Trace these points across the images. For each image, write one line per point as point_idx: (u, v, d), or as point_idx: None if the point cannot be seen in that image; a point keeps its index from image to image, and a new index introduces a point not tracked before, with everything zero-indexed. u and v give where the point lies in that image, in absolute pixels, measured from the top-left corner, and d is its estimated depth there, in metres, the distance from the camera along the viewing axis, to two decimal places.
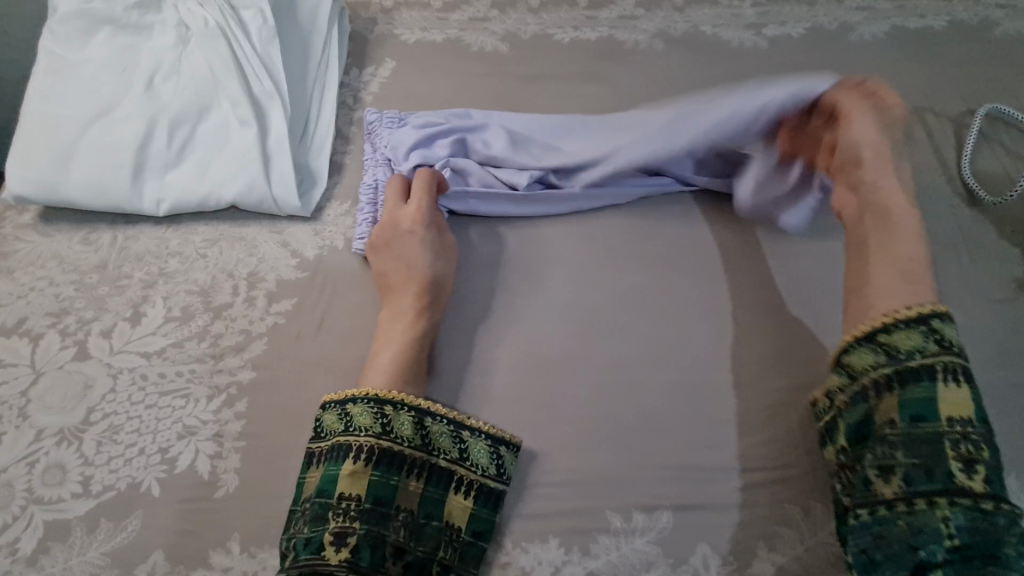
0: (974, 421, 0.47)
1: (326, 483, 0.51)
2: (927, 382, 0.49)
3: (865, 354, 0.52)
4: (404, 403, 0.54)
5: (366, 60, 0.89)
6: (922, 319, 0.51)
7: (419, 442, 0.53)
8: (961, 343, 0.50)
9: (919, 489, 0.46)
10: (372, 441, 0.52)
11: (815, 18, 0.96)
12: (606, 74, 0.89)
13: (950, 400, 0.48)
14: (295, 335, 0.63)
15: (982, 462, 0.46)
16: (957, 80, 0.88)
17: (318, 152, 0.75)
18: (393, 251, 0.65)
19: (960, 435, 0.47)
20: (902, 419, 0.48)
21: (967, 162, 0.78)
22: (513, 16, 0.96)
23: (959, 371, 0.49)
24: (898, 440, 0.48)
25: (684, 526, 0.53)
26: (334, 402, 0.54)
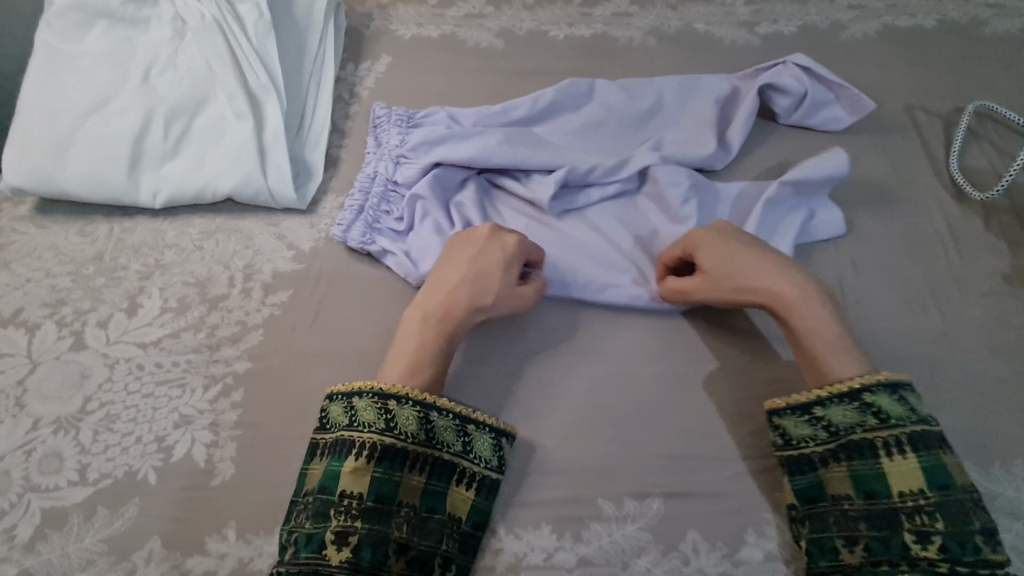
0: (927, 492, 0.49)
1: (328, 479, 0.51)
2: (870, 458, 0.51)
3: (802, 423, 0.54)
4: (411, 399, 0.53)
5: (362, 55, 0.90)
6: (854, 391, 0.53)
7: (423, 438, 0.52)
8: (900, 412, 0.51)
9: (879, 558, 0.49)
10: (375, 438, 0.52)
11: (807, 16, 0.97)
12: (601, 71, 0.90)
13: (895, 475, 0.50)
14: (292, 326, 0.64)
15: (937, 532, 0.47)
16: (946, 78, 0.90)
17: (314, 146, 0.76)
18: (453, 256, 0.61)
19: (914, 508, 0.49)
20: (857, 495, 0.51)
21: (955, 159, 0.79)
22: (508, 13, 0.96)
23: (902, 441, 0.50)
24: (857, 513, 0.50)
25: (674, 512, 0.54)
26: (341, 395, 0.54)
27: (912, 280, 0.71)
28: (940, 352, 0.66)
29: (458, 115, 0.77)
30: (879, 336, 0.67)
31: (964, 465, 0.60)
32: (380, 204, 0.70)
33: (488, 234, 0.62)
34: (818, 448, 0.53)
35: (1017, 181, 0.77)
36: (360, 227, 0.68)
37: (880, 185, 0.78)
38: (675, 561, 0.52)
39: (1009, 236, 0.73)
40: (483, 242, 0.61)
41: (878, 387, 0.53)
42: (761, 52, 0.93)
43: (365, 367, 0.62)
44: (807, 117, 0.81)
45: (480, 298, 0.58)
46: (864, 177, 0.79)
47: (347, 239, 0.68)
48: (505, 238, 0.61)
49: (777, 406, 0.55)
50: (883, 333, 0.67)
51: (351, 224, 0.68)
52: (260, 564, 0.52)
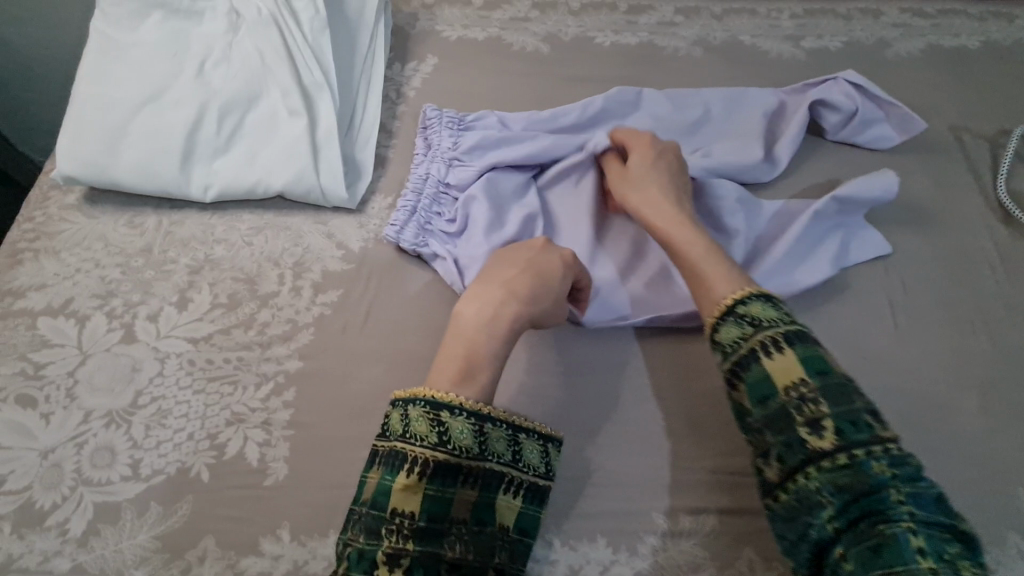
0: (806, 380, 0.47)
1: (379, 494, 0.48)
2: (756, 363, 0.49)
3: (729, 326, 0.52)
4: (464, 409, 0.51)
5: (408, 55, 0.89)
6: (736, 302, 0.53)
7: (477, 452, 0.50)
8: (772, 315, 0.51)
9: (791, 466, 0.45)
10: (427, 452, 0.49)
11: (851, 32, 0.97)
12: (647, 79, 0.90)
13: (777, 372, 0.48)
14: (342, 326, 0.64)
15: (828, 417, 0.45)
16: (991, 100, 0.90)
17: (364, 145, 0.75)
18: (504, 262, 0.60)
19: (799, 400, 0.46)
20: (753, 404, 0.48)
21: (1002, 182, 0.79)
22: (554, 18, 0.96)
23: (776, 338, 0.49)
24: (761, 423, 0.48)
25: (730, 529, 0.54)
26: (404, 400, 0.51)
27: (961, 302, 0.70)
28: (991, 377, 0.66)
29: (509, 119, 0.77)
30: (929, 358, 0.67)
31: (1017, 492, 0.59)
32: (432, 206, 0.69)
33: (542, 243, 0.61)
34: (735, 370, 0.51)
35: None
36: (413, 229, 0.67)
37: (926, 205, 0.78)
38: None
39: None
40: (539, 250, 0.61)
41: (751, 297, 0.53)
42: (807, 67, 0.93)
43: (416, 371, 0.61)
44: (856, 134, 0.81)
45: (536, 304, 0.57)
46: (910, 197, 0.79)
47: (399, 240, 0.67)
48: (563, 248, 0.61)
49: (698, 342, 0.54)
50: (933, 355, 0.67)
51: (404, 225, 0.67)
52: (315, 567, 0.51)
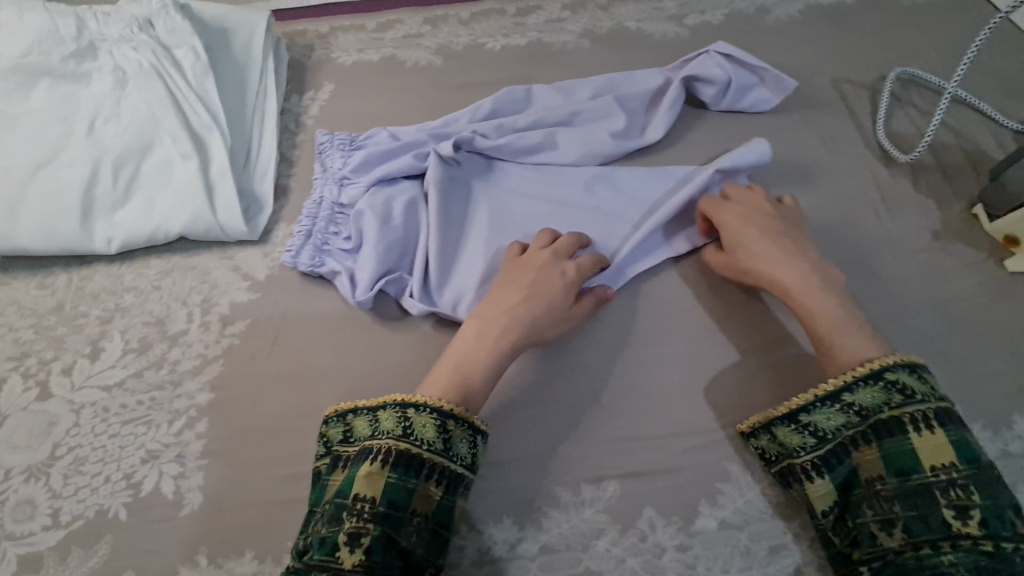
0: (958, 465, 0.49)
1: (345, 484, 0.51)
2: (904, 436, 0.51)
3: (873, 392, 0.53)
4: (430, 407, 0.54)
5: (305, 85, 0.92)
6: (880, 371, 0.53)
7: (438, 447, 0.53)
8: (923, 388, 0.52)
9: (920, 539, 0.47)
10: (391, 444, 0.52)
11: (732, 4, 1.01)
12: (537, 76, 0.93)
13: (925, 451, 0.50)
14: (251, 353, 0.66)
15: (975, 505, 0.47)
16: (869, 49, 0.93)
17: (262, 178, 0.78)
18: (511, 281, 0.63)
19: (947, 482, 0.48)
20: (889, 472, 0.50)
21: (881, 125, 0.82)
22: (445, 30, 0.99)
23: (930, 415, 0.51)
24: (892, 493, 0.50)
25: (629, 492, 0.56)
26: (366, 408, 0.56)
27: (848, 243, 0.73)
28: (883, 311, 0.67)
29: (400, 132, 0.80)
30: None
31: None
32: (328, 226, 0.72)
33: (543, 261, 0.64)
34: (851, 442, 0.53)
35: (941, 142, 0.81)
36: (309, 251, 0.70)
37: (811, 157, 0.81)
38: (633, 539, 0.54)
39: (936, 194, 0.76)
40: (542, 268, 0.63)
41: (898, 366, 0.54)
42: (691, 43, 0.96)
43: (324, 385, 0.63)
44: (736, 102, 0.84)
45: (539, 322, 0.60)
46: (795, 151, 0.81)
47: (297, 263, 0.70)
48: (565, 265, 0.64)
49: (759, 424, 0.57)
50: None
51: (300, 249, 0.70)
52: None
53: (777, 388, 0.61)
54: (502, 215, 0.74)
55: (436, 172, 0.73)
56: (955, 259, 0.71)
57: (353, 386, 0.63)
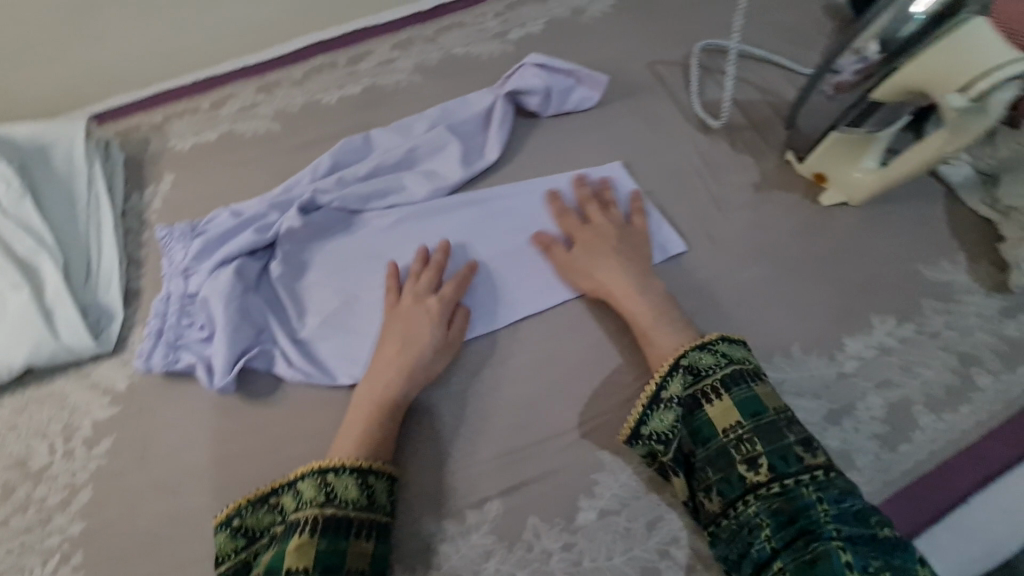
0: (743, 422, 0.53)
1: (276, 559, 0.51)
2: (699, 411, 0.55)
3: (677, 380, 0.57)
4: (353, 466, 0.56)
5: (145, 180, 0.91)
6: (677, 359, 0.58)
7: (365, 505, 0.55)
8: (710, 361, 0.57)
9: (731, 497, 0.51)
10: (320, 512, 0.53)
11: (550, 11, 1.06)
12: (377, 119, 0.95)
13: (716, 417, 0.54)
14: (119, 469, 0.64)
15: (760, 454, 0.51)
16: (676, 27, 1.00)
17: (108, 287, 0.76)
18: (388, 331, 0.66)
19: (736, 440, 0.52)
20: (698, 446, 0.54)
21: (694, 97, 0.88)
22: (280, 94, 1.00)
23: (715, 387, 0.55)
24: (704, 461, 0.53)
25: (511, 507, 0.58)
26: (286, 484, 0.57)
27: (680, 214, 0.77)
28: (719, 270, 0.72)
29: (241, 208, 0.79)
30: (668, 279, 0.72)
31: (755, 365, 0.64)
32: (178, 320, 0.71)
33: (411, 301, 0.67)
34: (684, 435, 0.55)
35: (748, 101, 0.87)
36: (161, 350, 0.69)
37: (639, 141, 0.86)
38: (521, 552, 0.56)
39: (751, 149, 0.82)
40: (411, 312, 0.66)
41: (708, 342, 0.58)
42: (516, 56, 1.01)
43: (200, 483, 0.63)
44: (562, 102, 0.89)
45: (421, 360, 0.63)
46: (624, 138, 0.86)
47: (151, 366, 0.68)
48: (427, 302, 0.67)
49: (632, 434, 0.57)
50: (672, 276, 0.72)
51: (152, 350, 0.69)
52: None
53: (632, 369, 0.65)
54: (360, 269, 0.76)
55: (285, 242, 0.76)
56: (776, 204, 0.76)
57: (231, 475, 0.63)
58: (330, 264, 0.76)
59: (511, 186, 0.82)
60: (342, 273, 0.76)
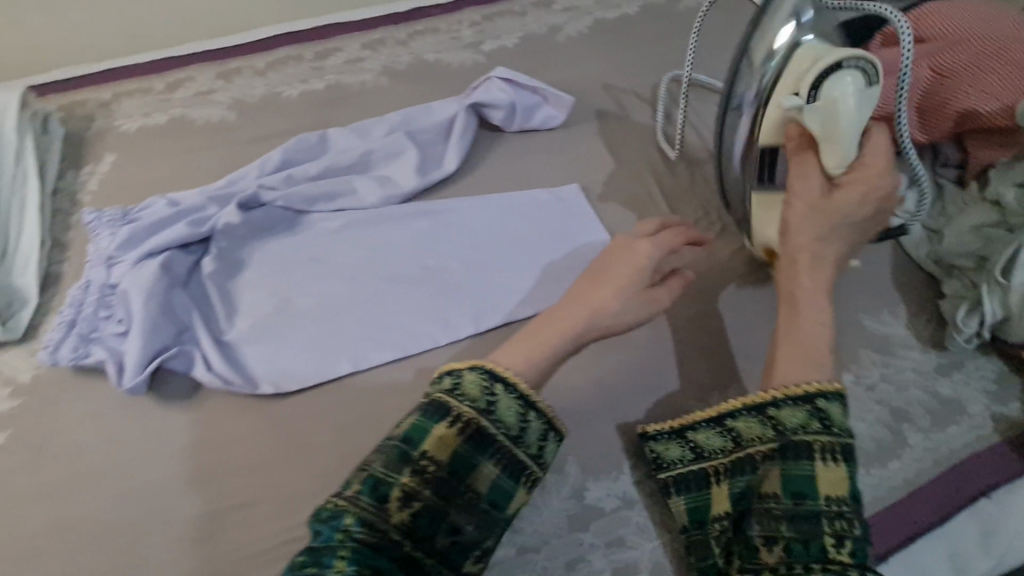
0: (847, 500, 0.48)
1: (413, 431, 0.47)
2: (809, 462, 0.49)
3: (751, 423, 0.53)
4: (490, 370, 0.49)
5: (82, 158, 0.86)
6: (815, 395, 0.51)
7: (532, 451, 0.49)
8: (844, 422, 0.50)
9: (796, 560, 0.47)
10: (473, 415, 0.48)
11: (526, 27, 1.06)
12: (337, 118, 0.92)
13: (824, 480, 0.49)
14: (11, 469, 0.60)
15: (851, 536, 0.47)
16: (649, 55, 1.00)
17: (23, 270, 0.71)
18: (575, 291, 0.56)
19: (836, 513, 0.47)
20: (785, 494, 0.49)
21: (658, 127, 0.88)
22: (240, 83, 0.96)
23: (834, 449, 0.49)
24: (781, 514, 0.48)
25: None
26: (400, 388, 0.51)
27: None
28: None
29: (179, 199, 0.76)
30: None
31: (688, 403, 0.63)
32: (94, 312, 0.66)
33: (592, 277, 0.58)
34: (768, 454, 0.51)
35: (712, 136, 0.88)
36: (70, 343, 0.64)
37: (600, 166, 0.85)
38: None
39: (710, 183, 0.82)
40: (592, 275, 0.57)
41: (833, 394, 0.51)
42: (488, 67, 0.99)
43: (98, 490, 0.59)
44: (525, 121, 0.87)
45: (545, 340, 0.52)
46: (586, 161, 0.85)
47: (57, 360, 0.63)
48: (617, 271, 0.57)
49: (676, 428, 0.58)
50: None
51: (61, 342, 0.64)
52: None
53: (567, 399, 0.63)
54: (297, 272, 0.73)
55: (221, 238, 0.72)
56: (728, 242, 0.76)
57: (133, 483, 0.59)
58: (265, 266, 0.73)
59: (464, 199, 0.80)
60: (277, 276, 0.72)
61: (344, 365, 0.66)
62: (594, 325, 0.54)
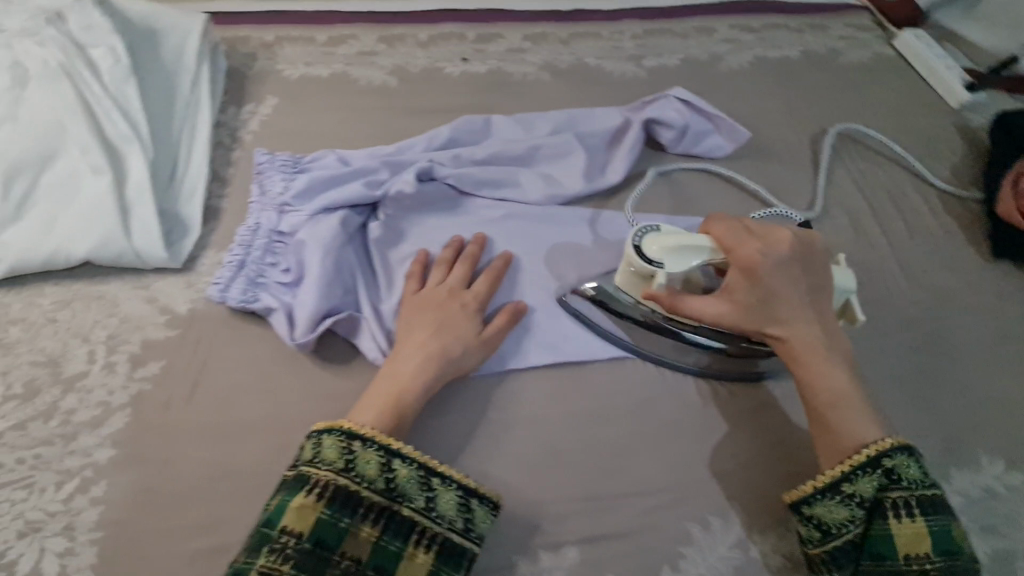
0: (932, 557, 0.49)
1: (275, 511, 0.46)
2: (887, 522, 0.50)
3: (870, 479, 0.51)
4: (349, 431, 0.50)
5: (244, 97, 0.84)
6: (879, 456, 0.51)
7: (459, 527, 0.49)
8: (914, 474, 0.51)
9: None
10: (330, 477, 0.48)
11: (688, 50, 1.04)
12: (498, 105, 0.90)
13: (905, 540, 0.50)
14: (164, 402, 0.57)
15: None
16: (811, 103, 0.98)
17: (189, 198, 0.69)
18: (416, 317, 0.60)
19: (919, 572, 0.49)
20: (866, 558, 0.50)
21: (820, 180, 0.86)
22: (402, 51, 0.95)
23: (910, 503, 0.50)
24: (866, 573, 0.50)
25: (589, 560, 0.54)
26: (337, 430, 0.50)
27: None
28: None
29: (349, 157, 0.74)
30: None
31: None
32: (264, 257, 0.65)
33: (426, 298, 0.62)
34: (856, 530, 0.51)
35: (875, 199, 0.86)
36: (240, 284, 0.63)
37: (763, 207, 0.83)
38: None
39: (874, 247, 0.80)
40: (442, 304, 0.61)
41: (894, 449, 0.51)
42: (650, 83, 0.97)
43: (252, 441, 0.56)
44: (692, 146, 0.86)
45: (452, 350, 0.58)
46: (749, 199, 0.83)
47: (226, 299, 0.62)
48: (464, 297, 0.62)
49: (795, 500, 0.54)
50: None
51: (230, 282, 0.63)
52: None
53: (733, 442, 0.61)
54: None
55: (388, 205, 0.70)
56: (893, 311, 0.74)
57: (288, 442, 0.57)
58: (428, 240, 0.70)
59: (629, 212, 0.78)
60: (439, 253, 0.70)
61: (498, 361, 0.63)
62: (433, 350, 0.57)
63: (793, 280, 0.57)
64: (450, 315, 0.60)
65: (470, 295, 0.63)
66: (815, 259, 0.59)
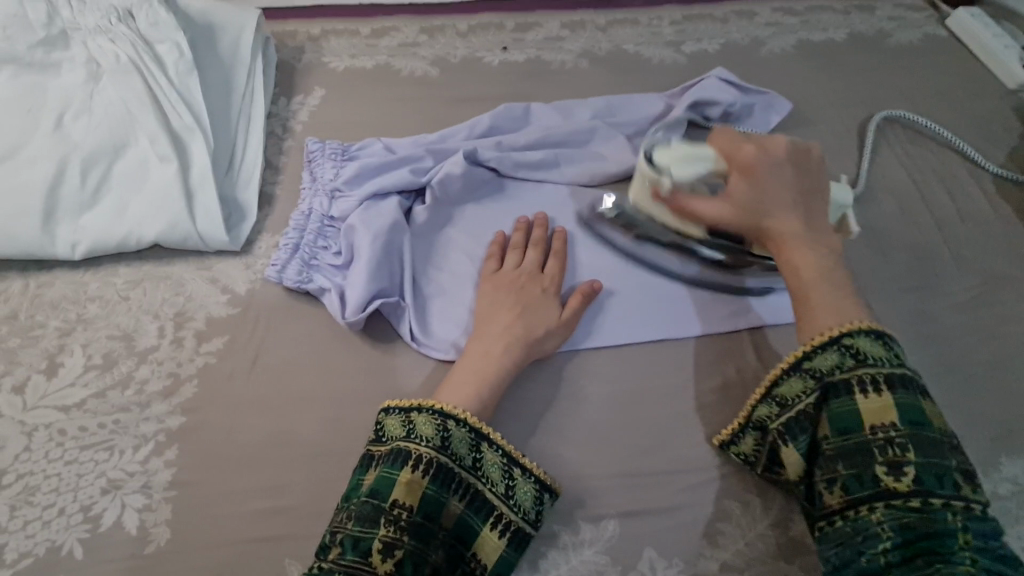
0: (899, 425, 0.45)
1: (380, 484, 0.49)
2: (847, 396, 0.48)
3: (827, 355, 0.49)
4: (440, 410, 0.52)
5: (294, 89, 0.88)
6: (842, 335, 0.49)
7: (532, 518, 0.52)
8: (878, 353, 0.48)
9: (856, 498, 0.45)
10: (431, 454, 0.50)
11: (729, 34, 1.02)
12: (537, 93, 0.91)
13: (869, 411, 0.47)
14: (228, 374, 0.61)
15: (911, 463, 0.44)
16: (858, 86, 0.96)
17: (246, 185, 0.74)
18: (498, 299, 0.62)
19: (885, 441, 0.45)
20: (831, 432, 0.48)
21: (866, 164, 0.84)
22: (442, 42, 0.97)
23: (878, 378, 0.47)
24: (834, 454, 0.47)
25: (629, 533, 0.55)
26: (434, 409, 0.52)
27: None
28: None
29: (395, 145, 0.77)
30: None
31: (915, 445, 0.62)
32: (316, 241, 0.69)
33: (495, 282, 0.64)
34: (815, 407, 0.50)
35: (925, 183, 0.83)
36: (295, 266, 0.67)
37: None
38: None
39: (923, 232, 0.78)
40: (522, 285, 0.63)
41: (858, 333, 0.49)
42: (689, 69, 0.97)
43: (308, 413, 0.60)
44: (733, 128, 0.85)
45: (533, 333, 0.60)
46: None
47: (283, 279, 0.66)
48: (544, 281, 0.64)
49: (764, 390, 0.54)
50: None
51: (286, 264, 0.67)
52: None
53: None
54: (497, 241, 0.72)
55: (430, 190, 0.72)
56: (942, 297, 0.72)
57: (342, 415, 0.60)
58: (468, 226, 0.72)
59: None
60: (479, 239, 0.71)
61: None
62: (521, 333, 0.60)
63: (788, 182, 0.57)
64: (531, 291, 0.63)
65: (547, 279, 0.64)
66: (810, 168, 0.58)
